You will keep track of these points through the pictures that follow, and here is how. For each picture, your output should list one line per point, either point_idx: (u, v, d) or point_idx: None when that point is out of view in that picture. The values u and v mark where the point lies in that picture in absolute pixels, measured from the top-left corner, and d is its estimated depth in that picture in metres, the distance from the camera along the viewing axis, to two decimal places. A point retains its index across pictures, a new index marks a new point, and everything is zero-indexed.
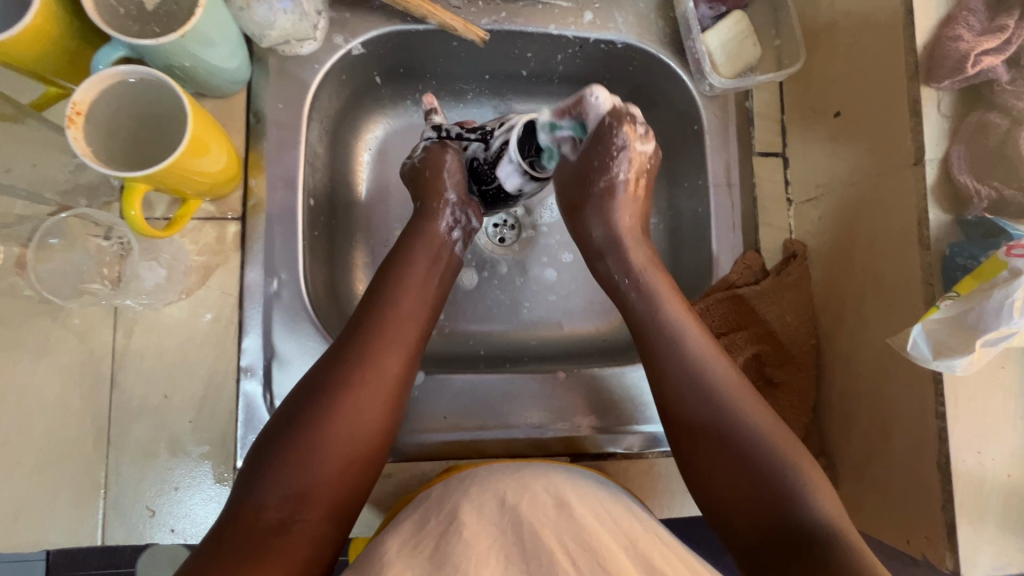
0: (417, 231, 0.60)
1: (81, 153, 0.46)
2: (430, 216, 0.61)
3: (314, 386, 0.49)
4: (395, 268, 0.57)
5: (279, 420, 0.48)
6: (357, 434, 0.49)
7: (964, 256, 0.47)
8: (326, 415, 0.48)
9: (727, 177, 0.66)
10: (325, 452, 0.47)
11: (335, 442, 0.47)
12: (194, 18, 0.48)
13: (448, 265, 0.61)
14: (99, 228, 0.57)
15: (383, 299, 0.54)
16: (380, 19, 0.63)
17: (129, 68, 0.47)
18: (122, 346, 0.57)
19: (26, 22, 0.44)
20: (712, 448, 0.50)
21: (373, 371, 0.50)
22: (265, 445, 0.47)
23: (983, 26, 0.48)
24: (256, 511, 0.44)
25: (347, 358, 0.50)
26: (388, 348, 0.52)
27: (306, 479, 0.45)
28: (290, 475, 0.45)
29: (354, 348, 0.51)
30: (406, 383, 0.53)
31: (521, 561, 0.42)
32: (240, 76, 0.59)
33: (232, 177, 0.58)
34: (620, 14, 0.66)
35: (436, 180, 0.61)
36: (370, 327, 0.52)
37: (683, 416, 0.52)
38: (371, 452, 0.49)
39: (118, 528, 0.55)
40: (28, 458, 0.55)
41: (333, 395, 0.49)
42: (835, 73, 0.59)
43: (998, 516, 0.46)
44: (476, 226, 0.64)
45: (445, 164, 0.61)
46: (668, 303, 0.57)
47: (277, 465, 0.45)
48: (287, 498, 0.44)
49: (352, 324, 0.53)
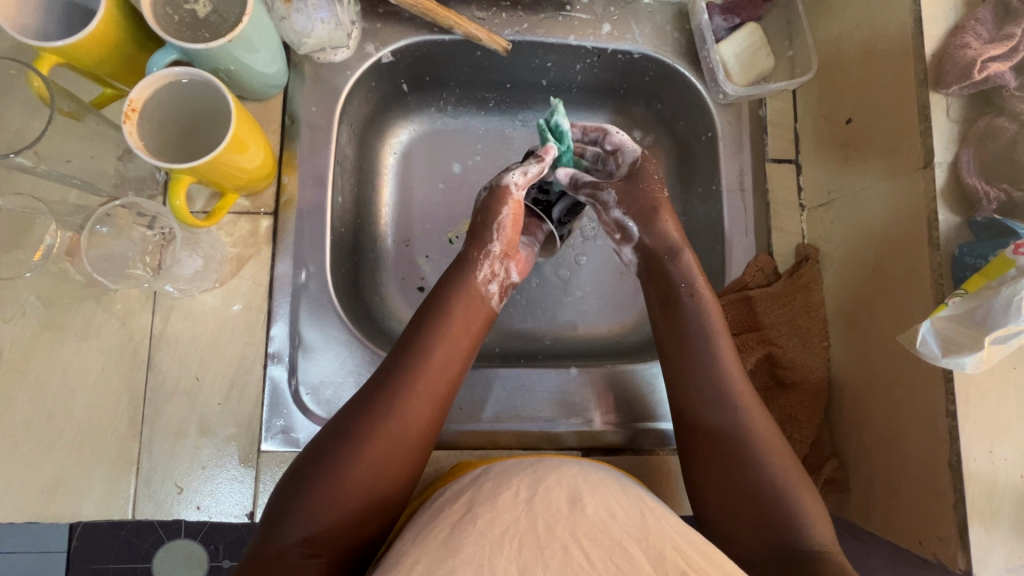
0: (453, 279, 0.61)
1: (134, 146, 0.50)
2: (467, 265, 0.62)
3: (340, 432, 0.51)
4: (431, 318, 0.58)
5: (307, 459, 0.50)
6: (380, 480, 0.50)
7: (972, 255, 0.48)
8: (351, 456, 0.49)
9: (740, 181, 0.68)
10: (348, 495, 0.48)
11: (357, 488, 0.48)
12: (241, 24, 0.52)
13: (481, 315, 0.60)
14: (144, 218, 0.61)
15: (415, 349, 0.55)
16: (409, 29, 0.67)
17: (182, 70, 0.51)
18: (159, 330, 0.61)
19: (92, 27, 0.48)
20: (724, 471, 0.52)
21: (400, 421, 0.51)
22: (292, 481, 0.49)
23: (991, 34, 0.50)
24: (280, 550, 0.46)
25: (375, 405, 0.52)
26: (415, 400, 0.53)
27: (328, 521, 0.47)
28: (314, 515, 0.47)
29: (381, 396, 0.52)
30: (430, 431, 0.53)
31: (536, 548, 0.43)
32: (278, 80, 0.63)
33: (267, 174, 0.62)
34: (637, 26, 0.69)
35: (485, 229, 0.62)
36: (400, 373, 0.54)
37: (714, 442, 0.53)
38: (393, 498, 0.51)
39: (148, 503, 0.58)
40: (68, 433, 0.58)
41: (358, 440, 0.50)
42: (846, 82, 0.61)
43: (1011, 517, 0.46)
44: (513, 279, 0.64)
45: (497, 216, 0.62)
46: (720, 336, 0.57)
47: (301, 506, 0.47)
48: (309, 539, 0.46)
49: (383, 372, 0.54)
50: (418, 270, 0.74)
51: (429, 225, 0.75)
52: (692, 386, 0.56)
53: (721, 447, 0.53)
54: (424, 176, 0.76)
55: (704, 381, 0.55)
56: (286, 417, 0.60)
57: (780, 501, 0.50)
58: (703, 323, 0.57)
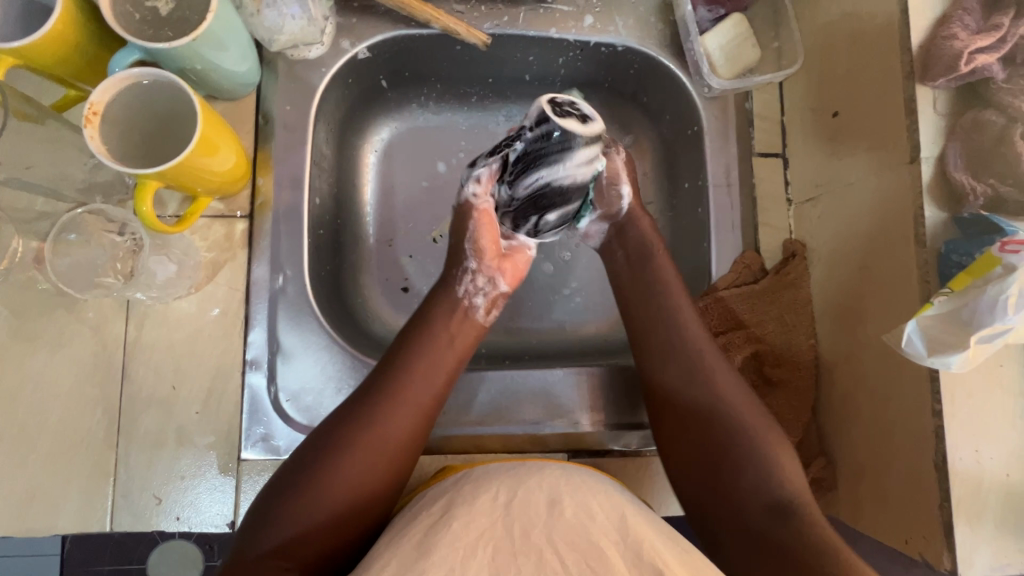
0: (436, 295, 0.60)
1: (96, 151, 0.49)
2: (449, 280, 0.61)
3: (321, 443, 0.50)
4: (414, 331, 0.57)
5: (286, 471, 0.49)
6: (359, 493, 0.48)
7: (958, 253, 0.47)
8: (329, 469, 0.48)
9: (727, 176, 0.66)
10: (325, 510, 0.47)
11: (335, 500, 0.47)
12: (206, 23, 0.50)
13: (467, 329, 0.59)
14: (113, 224, 0.59)
15: (398, 363, 0.54)
16: (385, 24, 0.65)
17: (143, 70, 0.50)
18: (133, 338, 0.59)
19: (48, 27, 0.46)
20: (698, 435, 0.53)
21: (380, 434, 0.50)
22: (270, 494, 0.48)
23: (978, 24, 0.49)
24: (251, 562, 0.44)
25: (355, 421, 0.50)
26: (396, 413, 0.51)
27: (304, 534, 0.46)
28: (291, 527, 0.46)
29: (359, 410, 0.51)
30: (412, 446, 0.52)
31: (510, 554, 0.42)
32: (250, 79, 0.61)
33: (241, 176, 0.60)
34: (620, 18, 0.67)
35: (461, 244, 0.61)
36: (381, 389, 0.52)
37: (687, 425, 0.53)
38: (371, 513, 0.49)
39: (126, 515, 0.57)
40: (42, 446, 0.57)
41: (336, 453, 0.49)
42: (833, 74, 0.60)
43: (996, 516, 0.46)
44: (502, 290, 0.62)
45: (467, 229, 0.60)
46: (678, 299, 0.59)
47: (276, 519, 0.46)
48: (283, 551, 0.45)
49: (365, 386, 0.53)
50: (401, 270, 0.73)
51: (413, 224, 0.74)
52: (656, 359, 0.57)
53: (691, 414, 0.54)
54: (407, 174, 0.75)
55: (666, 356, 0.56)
56: (266, 425, 0.59)
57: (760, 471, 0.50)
58: (650, 307, 0.59)
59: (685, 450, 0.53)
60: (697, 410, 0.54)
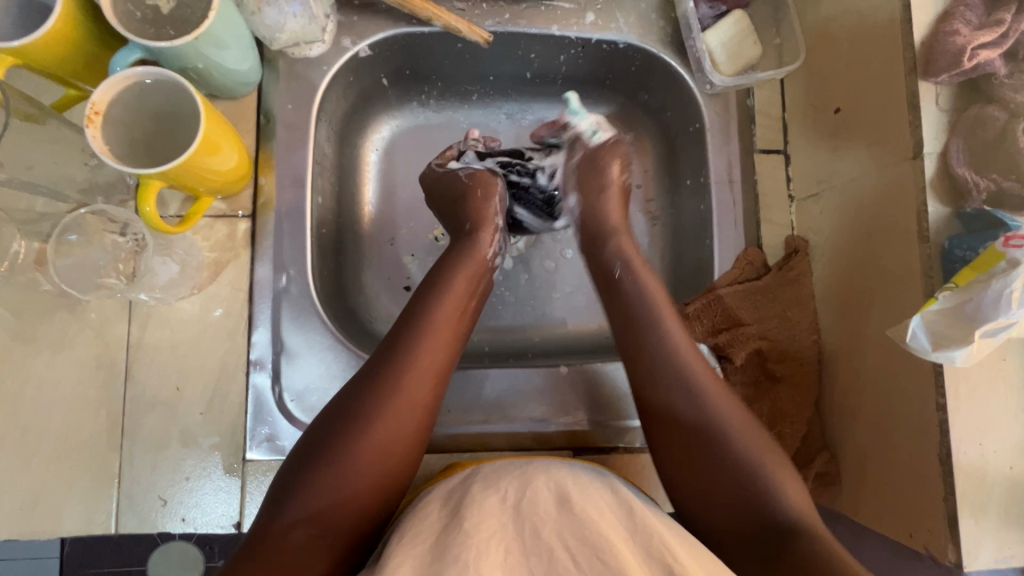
0: (459, 251, 0.60)
1: (99, 151, 0.48)
2: (471, 239, 0.61)
3: (347, 407, 0.49)
4: (435, 288, 0.57)
5: (313, 438, 0.48)
6: (388, 457, 0.48)
7: (963, 248, 0.47)
8: (357, 434, 0.48)
9: (729, 173, 0.66)
10: (355, 476, 0.46)
11: (366, 465, 0.47)
12: (207, 21, 0.49)
13: (483, 288, 0.60)
14: (114, 225, 0.59)
15: (420, 322, 0.54)
16: (386, 22, 0.64)
17: (145, 69, 0.49)
18: (136, 340, 0.59)
19: (49, 26, 0.46)
20: (695, 458, 0.49)
21: (405, 397, 0.50)
22: (296, 463, 0.47)
23: (980, 20, 0.49)
24: (281, 532, 0.43)
25: (379, 385, 0.50)
26: (420, 374, 0.51)
27: (335, 500, 0.45)
28: (320, 495, 0.45)
29: (383, 372, 0.51)
30: (435, 406, 0.52)
31: (521, 556, 0.42)
32: (251, 78, 0.61)
33: (243, 175, 0.60)
34: (621, 15, 0.67)
35: (485, 203, 0.62)
36: (408, 346, 0.52)
37: (676, 428, 0.51)
38: (400, 475, 0.49)
39: (131, 517, 0.57)
40: (46, 448, 0.57)
41: (363, 418, 0.48)
42: (835, 70, 0.60)
43: (1000, 508, 0.46)
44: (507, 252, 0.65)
45: (494, 188, 0.63)
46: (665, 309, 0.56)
47: (305, 488, 0.45)
48: (314, 519, 0.44)
49: (386, 348, 0.52)
50: (404, 269, 0.73)
51: (415, 223, 0.74)
52: (644, 379, 0.53)
53: (688, 439, 0.50)
54: (408, 173, 0.74)
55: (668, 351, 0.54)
56: (271, 425, 0.59)
57: (754, 474, 0.47)
58: (643, 302, 0.57)
59: (671, 452, 0.51)
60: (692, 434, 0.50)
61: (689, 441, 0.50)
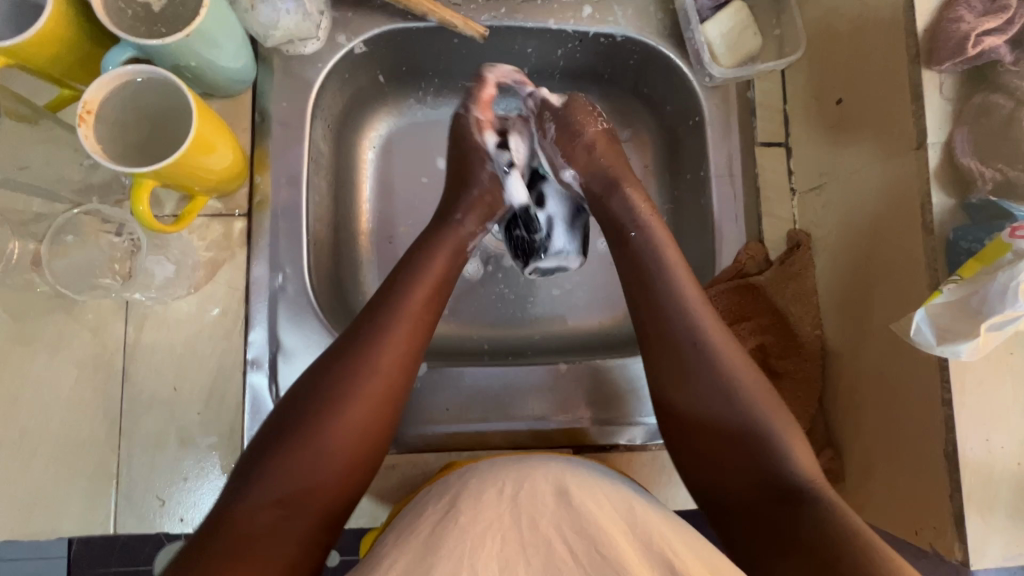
0: (434, 236, 0.59)
1: (92, 151, 0.48)
2: (447, 226, 0.59)
3: (316, 388, 0.48)
4: (407, 270, 0.55)
5: (281, 419, 0.48)
6: (358, 438, 0.48)
7: (968, 240, 0.46)
8: (326, 416, 0.47)
9: (730, 167, 0.65)
10: (324, 457, 0.46)
11: (335, 446, 0.47)
12: (200, 19, 0.49)
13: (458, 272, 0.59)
14: (110, 225, 0.59)
15: (393, 303, 0.52)
16: (381, 18, 0.64)
17: (136, 68, 0.49)
18: (133, 340, 0.59)
19: (38, 27, 0.45)
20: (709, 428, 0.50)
21: (376, 378, 0.49)
22: (263, 442, 0.47)
23: (985, 6, 0.48)
24: (246, 513, 0.43)
25: (348, 367, 0.49)
26: (390, 355, 0.50)
27: (303, 483, 0.45)
28: (287, 477, 0.45)
29: (351, 356, 0.50)
30: (404, 391, 0.51)
31: (519, 547, 0.41)
32: (245, 75, 0.60)
33: (238, 173, 0.59)
34: (619, 7, 0.66)
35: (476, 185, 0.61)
36: (379, 327, 0.51)
37: (693, 410, 0.51)
38: (369, 456, 0.49)
39: (130, 517, 0.56)
40: (45, 448, 0.57)
41: (332, 400, 0.48)
42: (836, 60, 0.59)
43: (1008, 506, 0.45)
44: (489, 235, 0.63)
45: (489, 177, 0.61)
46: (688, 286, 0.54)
47: (271, 470, 0.45)
48: (281, 500, 0.44)
49: (357, 328, 0.51)
50: None
51: (413, 221, 0.73)
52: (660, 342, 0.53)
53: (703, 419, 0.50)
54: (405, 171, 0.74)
55: (674, 338, 0.52)
56: None
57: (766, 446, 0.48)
58: (663, 287, 0.54)
59: (684, 427, 0.51)
60: (713, 411, 0.50)
61: (704, 423, 0.50)
